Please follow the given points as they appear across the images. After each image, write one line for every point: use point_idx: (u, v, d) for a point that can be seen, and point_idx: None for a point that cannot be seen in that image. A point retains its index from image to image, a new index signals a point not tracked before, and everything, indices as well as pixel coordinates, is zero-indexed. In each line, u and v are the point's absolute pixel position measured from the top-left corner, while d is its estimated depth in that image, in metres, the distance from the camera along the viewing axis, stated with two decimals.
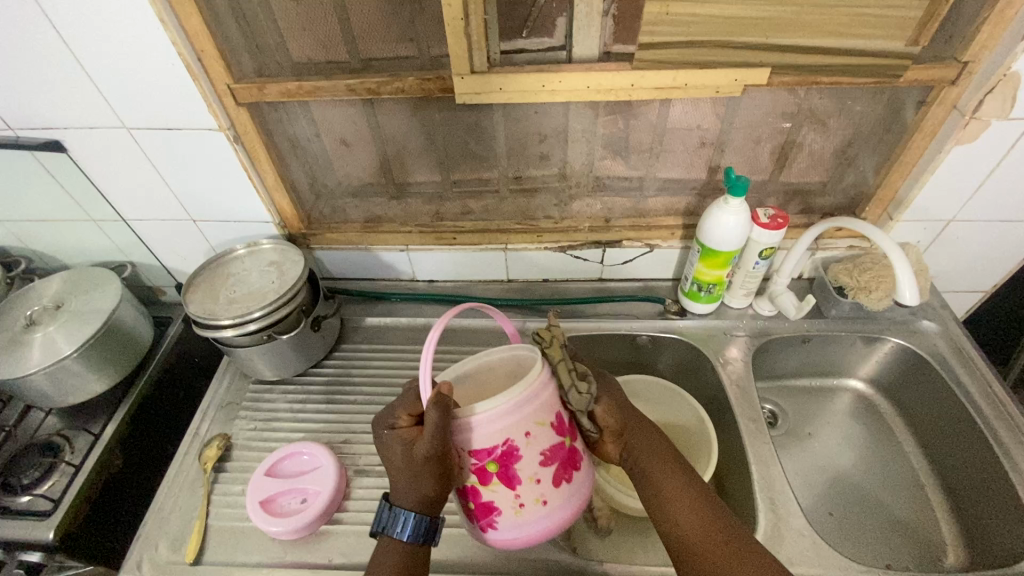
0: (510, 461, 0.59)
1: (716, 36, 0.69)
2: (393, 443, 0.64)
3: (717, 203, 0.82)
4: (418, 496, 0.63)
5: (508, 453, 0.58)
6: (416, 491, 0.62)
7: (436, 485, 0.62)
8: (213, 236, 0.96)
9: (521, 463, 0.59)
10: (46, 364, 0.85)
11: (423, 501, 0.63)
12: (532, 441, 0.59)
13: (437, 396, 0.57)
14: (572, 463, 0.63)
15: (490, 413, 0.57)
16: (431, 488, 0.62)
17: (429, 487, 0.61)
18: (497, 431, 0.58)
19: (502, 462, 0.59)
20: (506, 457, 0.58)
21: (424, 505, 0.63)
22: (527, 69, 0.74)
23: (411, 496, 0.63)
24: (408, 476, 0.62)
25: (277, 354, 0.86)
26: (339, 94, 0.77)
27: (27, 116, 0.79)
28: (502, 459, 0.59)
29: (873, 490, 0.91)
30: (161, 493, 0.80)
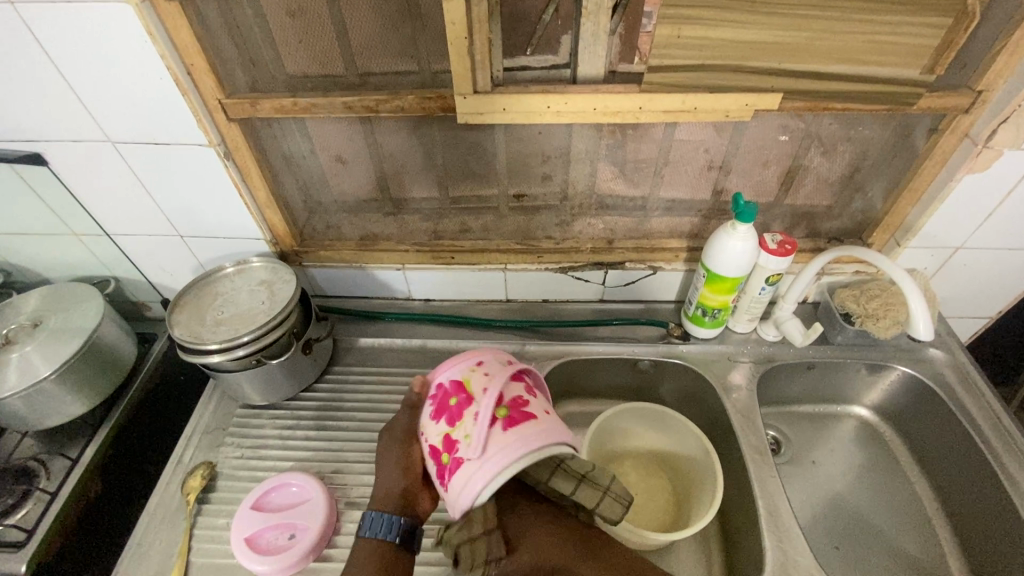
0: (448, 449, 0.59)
1: (728, 61, 0.67)
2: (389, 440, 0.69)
3: (723, 229, 0.80)
4: (387, 492, 0.66)
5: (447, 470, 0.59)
6: (387, 486, 0.66)
7: (406, 479, 0.66)
8: (201, 252, 0.93)
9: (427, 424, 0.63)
10: (21, 387, 0.81)
11: (390, 498, 0.65)
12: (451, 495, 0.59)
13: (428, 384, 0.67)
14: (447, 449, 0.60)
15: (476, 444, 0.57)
16: (399, 481, 0.66)
17: (398, 480, 0.66)
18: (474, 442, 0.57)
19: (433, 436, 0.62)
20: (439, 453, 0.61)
21: (393, 504, 0.65)
22: (531, 90, 0.71)
23: (381, 488, 0.67)
24: (383, 467, 0.68)
25: (266, 378, 0.82)
26: (336, 111, 0.74)
27: (7, 129, 0.75)
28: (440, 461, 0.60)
29: (877, 522, 0.89)
30: (140, 526, 0.75)
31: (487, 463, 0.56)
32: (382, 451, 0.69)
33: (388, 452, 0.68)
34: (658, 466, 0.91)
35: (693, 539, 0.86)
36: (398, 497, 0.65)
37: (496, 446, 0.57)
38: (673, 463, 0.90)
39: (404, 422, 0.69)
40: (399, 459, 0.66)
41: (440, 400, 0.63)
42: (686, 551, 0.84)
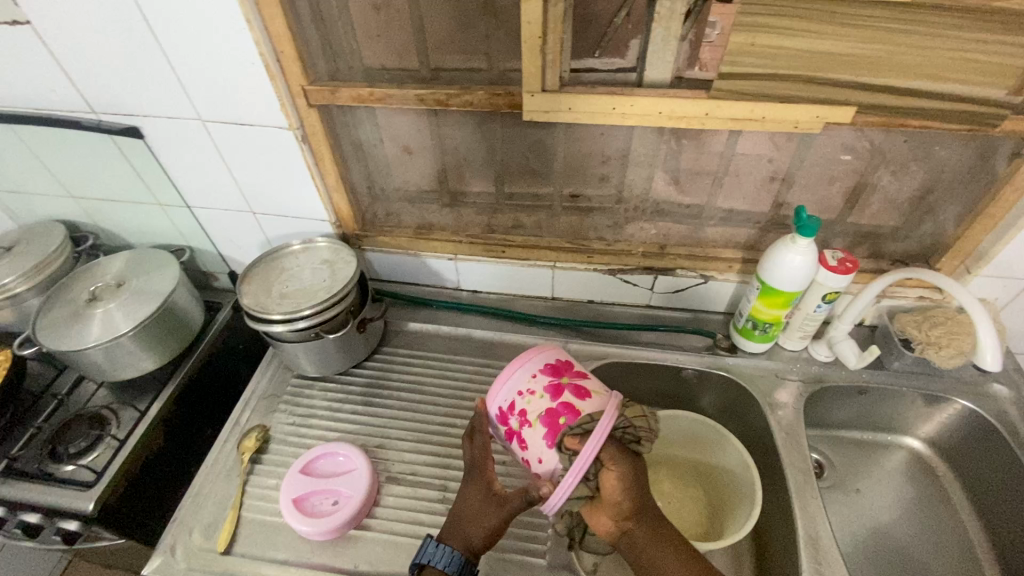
0: (561, 399, 0.63)
1: (802, 71, 0.66)
2: (475, 488, 0.69)
3: (783, 242, 0.79)
4: (462, 538, 0.66)
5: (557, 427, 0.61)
6: (468, 535, 0.66)
7: (485, 540, 0.66)
8: (269, 229, 0.99)
9: (540, 376, 0.65)
10: (103, 340, 0.88)
11: (465, 547, 0.66)
12: (548, 455, 0.62)
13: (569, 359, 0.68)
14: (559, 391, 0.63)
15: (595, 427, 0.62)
16: (478, 537, 0.66)
17: (480, 537, 0.66)
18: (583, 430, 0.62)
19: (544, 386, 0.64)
20: (547, 408, 0.63)
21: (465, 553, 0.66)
22: (598, 90, 0.72)
23: (458, 533, 0.67)
24: (472, 514, 0.68)
25: (321, 352, 0.86)
26: (408, 102, 0.77)
27: (113, 103, 0.82)
28: (549, 415, 0.62)
29: (923, 559, 0.85)
30: (199, 478, 0.81)
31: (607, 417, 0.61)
32: (483, 502, 0.68)
33: (488, 509, 0.67)
34: (695, 477, 0.90)
35: (725, 553, 0.85)
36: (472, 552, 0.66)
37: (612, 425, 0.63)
38: (710, 476, 0.89)
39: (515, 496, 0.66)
40: (493, 523, 0.66)
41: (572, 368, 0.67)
42: (717, 565, 0.83)
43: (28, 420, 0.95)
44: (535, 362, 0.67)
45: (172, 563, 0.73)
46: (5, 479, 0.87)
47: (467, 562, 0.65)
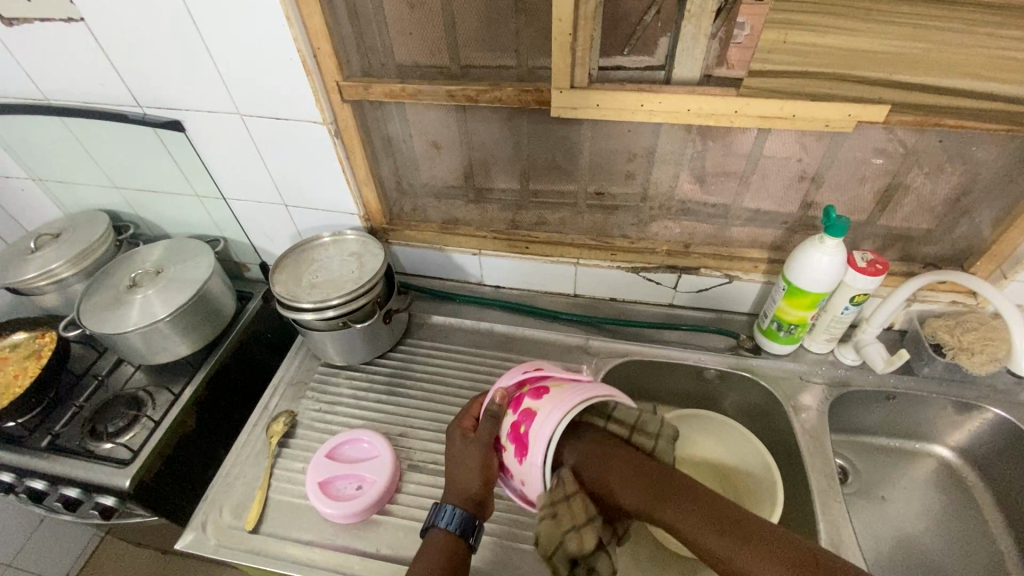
0: (523, 408, 0.65)
1: (835, 69, 0.66)
2: (456, 440, 0.71)
3: (811, 242, 0.78)
4: (463, 490, 0.67)
5: (522, 439, 0.63)
6: (465, 484, 0.67)
7: (483, 483, 0.67)
8: (301, 222, 1.02)
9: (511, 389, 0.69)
10: (142, 324, 0.91)
11: (465, 496, 0.67)
12: (523, 470, 0.62)
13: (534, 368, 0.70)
14: (522, 403, 0.66)
15: (547, 425, 0.60)
16: (475, 482, 0.67)
17: (475, 482, 0.67)
18: (541, 444, 0.60)
19: (506, 403, 0.69)
20: (512, 424, 0.66)
21: (467, 503, 0.66)
22: (626, 87, 0.73)
23: (456, 486, 0.68)
24: (461, 466, 0.69)
25: (348, 341, 0.89)
26: (438, 98, 0.78)
27: (156, 97, 0.86)
28: (514, 430, 0.65)
29: (949, 569, 0.83)
30: (229, 459, 0.83)
31: (551, 413, 0.61)
32: (463, 449, 0.69)
33: (469, 455, 0.68)
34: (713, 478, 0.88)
35: None
36: (473, 500, 0.67)
37: (562, 413, 0.61)
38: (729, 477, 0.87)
39: (486, 430, 0.68)
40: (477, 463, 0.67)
41: (537, 384, 0.67)
42: None
43: (70, 399, 0.99)
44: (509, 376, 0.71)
45: (203, 539, 0.75)
46: (48, 454, 0.91)
47: (471, 513, 0.66)
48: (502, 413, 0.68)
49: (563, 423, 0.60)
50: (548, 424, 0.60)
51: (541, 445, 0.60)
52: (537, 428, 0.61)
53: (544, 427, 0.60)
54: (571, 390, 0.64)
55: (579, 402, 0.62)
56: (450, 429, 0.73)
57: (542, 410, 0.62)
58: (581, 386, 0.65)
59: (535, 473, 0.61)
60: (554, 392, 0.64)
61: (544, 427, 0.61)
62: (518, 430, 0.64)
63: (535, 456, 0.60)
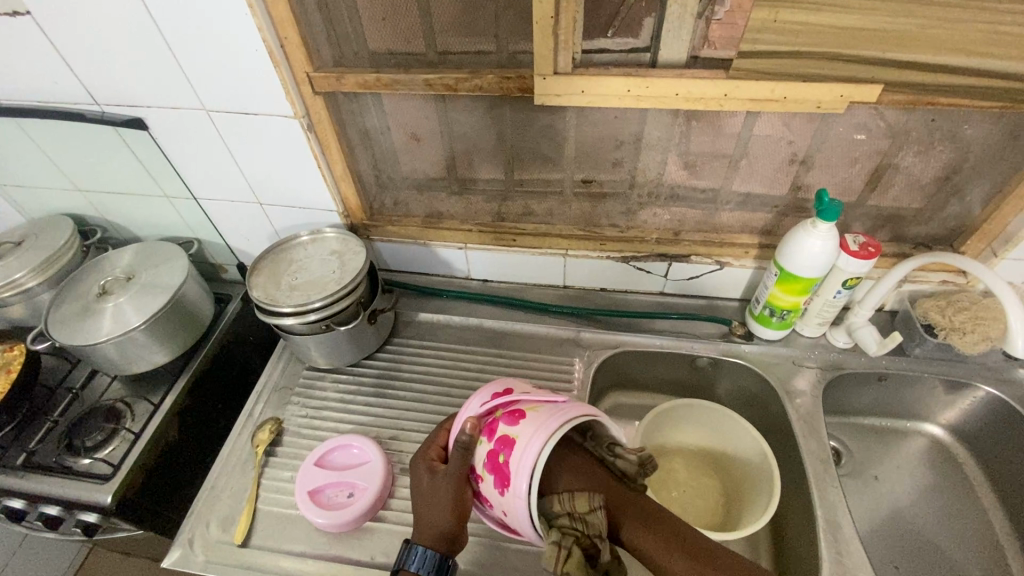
0: (497, 436, 0.62)
1: (827, 48, 0.63)
2: (422, 473, 0.67)
3: (803, 227, 0.77)
4: (433, 528, 0.64)
5: (500, 468, 0.60)
6: (437, 522, 0.64)
7: (454, 520, 0.64)
8: (277, 221, 0.98)
9: (482, 411, 0.65)
10: (115, 334, 0.87)
11: (437, 534, 0.64)
12: (505, 501, 0.60)
13: (507, 388, 0.67)
14: (495, 431, 0.62)
15: (527, 455, 0.57)
16: (447, 519, 0.64)
17: (446, 520, 0.64)
18: (524, 474, 0.57)
19: (477, 431, 0.64)
20: (488, 453, 0.62)
21: (439, 542, 0.64)
22: (613, 72, 0.70)
23: (428, 522, 0.65)
24: (431, 503, 0.65)
25: (332, 344, 0.86)
26: (416, 88, 0.74)
27: (115, 94, 0.81)
28: (491, 459, 0.61)
29: (942, 546, 0.84)
30: (214, 472, 0.80)
31: (535, 440, 0.58)
32: (432, 484, 0.66)
33: (439, 492, 0.65)
34: (709, 463, 0.90)
35: (741, 541, 0.84)
36: (446, 538, 0.64)
37: (542, 438, 0.58)
38: (725, 462, 0.89)
39: (457, 465, 0.64)
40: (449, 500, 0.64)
41: (511, 406, 0.64)
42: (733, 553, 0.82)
43: (43, 414, 0.95)
44: (481, 396, 0.67)
45: (190, 556, 0.73)
46: (23, 472, 0.88)
47: (442, 553, 0.63)
48: (472, 443, 0.63)
49: (543, 450, 0.57)
50: (529, 453, 0.58)
51: (521, 476, 0.57)
52: (516, 458, 0.58)
53: (525, 455, 0.58)
54: (549, 412, 0.61)
55: (559, 425, 0.59)
56: (416, 458, 0.70)
57: (521, 437, 0.59)
58: (556, 407, 0.62)
59: (518, 508, 0.58)
60: (531, 416, 0.61)
61: (525, 456, 0.57)
62: (495, 461, 0.61)
63: (518, 489, 0.57)
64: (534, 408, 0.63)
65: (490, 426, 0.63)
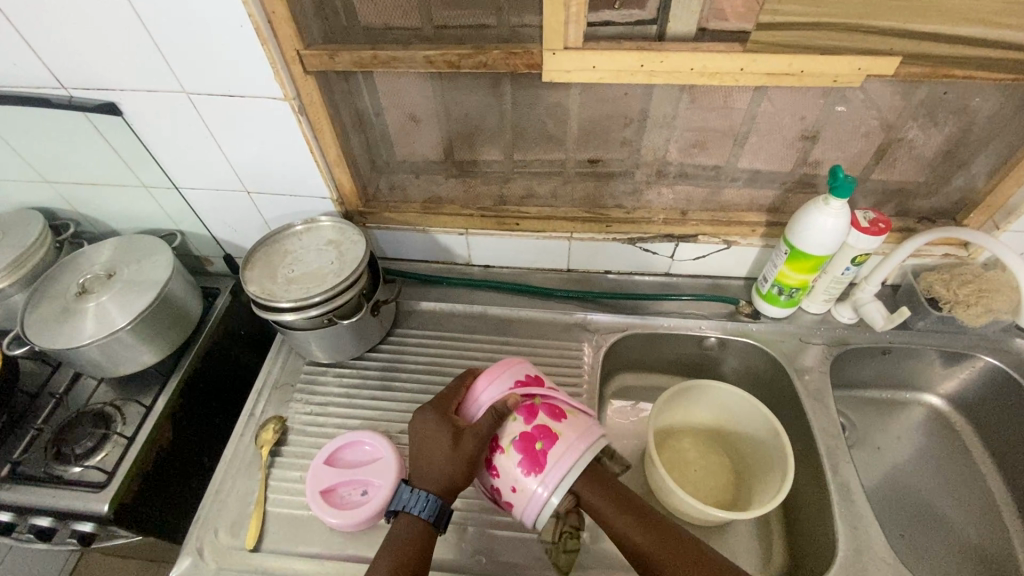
0: (535, 423, 0.64)
1: (847, 18, 0.61)
2: (442, 425, 0.65)
3: (815, 204, 0.76)
4: (443, 478, 0.64)
5: (536, 455, 0.62)
6: (449, 474, 0.63)
7: (465, 476, 0.64)
8: (267, 210, 0.93)
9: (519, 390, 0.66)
10: (100, 336, 0.82)
11: (444, 485, 0.64)
12: (523, 482, 0.62)
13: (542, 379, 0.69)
14: (535, 416, 0.64)
15: (569, 458, 0.62)
16: (459, 473, 0.63)
17: (460, 473, 0.63)
18: (561, 475, 0.61)
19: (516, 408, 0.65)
20: (522, 433, 0.63)
21: (443, 493, 0.64)
22: (625, 46, 0.66)
23: (437, 471, 0.64)
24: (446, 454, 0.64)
25: (334, 338, 0.82)
26: (415, 65, 0.70)
27: (84, 77, 0.74)
28: (526, 441, 0.63)
29: (943, 512, 0.86)
30: (217, 475, 0.77)
31: (576, 449, 0.62)
32: (450, 436, 0.64)
33: (460, 446, 0.63)
34: (718, 440, 0.91)
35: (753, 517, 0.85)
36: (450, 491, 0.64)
37: (585, 450, 0.63)
38: (734, 440, 0.89)
39: (486, 426, 0.64)
40: (466, 457, 0.63)
41: (550, 401, 0.66)
42: (745, 529, 0.84)
43: (26, 422, 0.90)
44: (517, 375, 0.68)
45: (201, 564, 0.70)
46: (10, 484, 0.83)
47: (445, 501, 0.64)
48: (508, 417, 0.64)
49: (585, 460, 0.62)
50: (570, 458, 0.62)
51: (559, 470, 0.61)
52: (558, 455, 0.62)
53: (567, 459, 0.62)
54: (586, 425, 0.66)
55: (599, 442, 0.65)
56: (423, 408, 0.68)
57: (564, 438, 0.63)
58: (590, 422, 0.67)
59: (534, 496, 0.61)
60: (573, 421, 0.65)
61: (567, 457, 0.62)
62: (528, 446, 0.62)
63: (551, 480, 0.61)
64: (571, 410, 0.67)
65: (531, 411, 0.65)
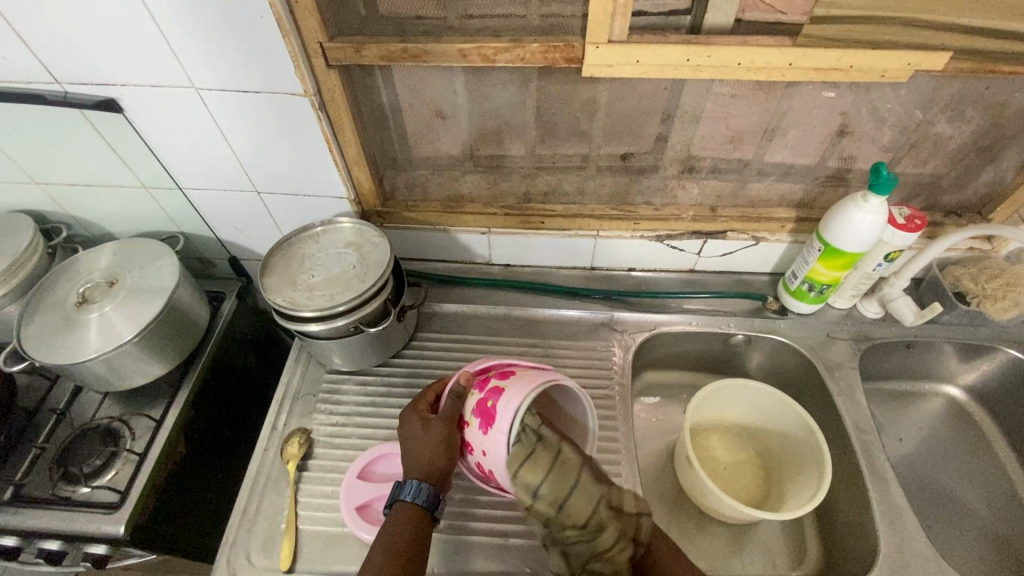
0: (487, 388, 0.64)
1: (901, 12, 0.59)
2: (415, 419, 0.68)
3: (853, 200, 0.75)
4: (427, 466, 0.65)
5: (487, 412, 0.62)
6: (430, 462, 0.65)
7: (447, 459, 0.65)
8: (279, 210, 0.88)
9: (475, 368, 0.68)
10: (106, 349, 0.77)
11: (429, 473, 0.65)
12: (487, 442, 0.62)
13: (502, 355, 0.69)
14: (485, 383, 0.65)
15: (510, 402, 0.60)
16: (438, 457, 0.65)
17: (438, 458, 0.65)
18: (507, 420, 0.60)
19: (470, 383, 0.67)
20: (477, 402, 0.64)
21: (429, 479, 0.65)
22: (670, 40, 0.63)
23: (419, 462, 0.66)
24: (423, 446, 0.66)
25: (359, 346, 0.79)
26: (448, 59, 0.65)
27: (82, 71, 0.68)
28: (479, 406, 0.63)
29: (967, 501, 0.88)
30: (243, 493, 0.74)
31: (519, 393, 0.61)
32: (422, 428, 0.67)
33: (431, 434, 0.66)
34: (747, 437, 0.91)
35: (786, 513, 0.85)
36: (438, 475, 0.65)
37: (524, 391, 0.61)
38: (763, 437, 0.89)
39: (447, 409, 0.66)
40: (442, 439, 0.65)
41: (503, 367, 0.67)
42: (779, 526, 0.84)
43: (27, 440, 0.85)
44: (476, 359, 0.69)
45: None
46: (13, 508, 0.78)
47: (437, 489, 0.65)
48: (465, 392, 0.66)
49: (524, 399, 0.60)
50: (513, 402, 0.60)
51: (504, 417, 0.60)
52: (501, 403, 0.61)
53: (507, 404, 0.60)
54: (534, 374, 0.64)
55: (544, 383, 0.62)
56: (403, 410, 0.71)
57: (505, 387, 0.62)
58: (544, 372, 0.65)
59: (498, 453, 0.61)
60: (519, 374, 0.64)
61: (506, 402, 0.60)
62: (482, 407, 0.63)
63: (502, 428, 0.60)
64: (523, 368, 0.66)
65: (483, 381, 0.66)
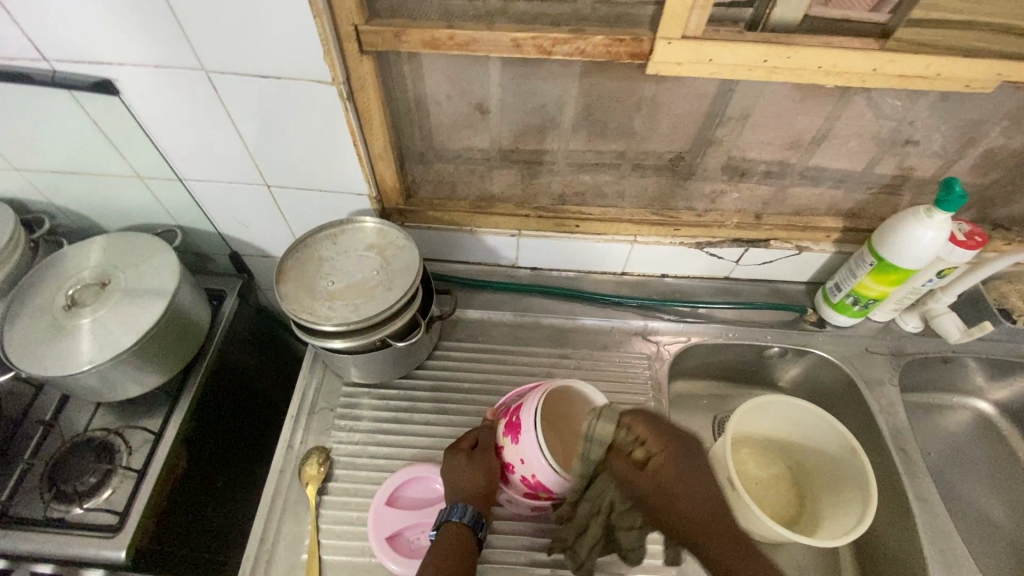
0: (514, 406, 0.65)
1: (1001, 18, 0.54)
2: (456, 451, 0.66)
3: (916, 215, 0.71)
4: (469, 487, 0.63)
5: (515, 422, 0.62)
6: (471, 485, 0.63)
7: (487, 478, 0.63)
8: (291, 206, 0.80)
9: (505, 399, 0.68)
10: (99, 360, 0.69)
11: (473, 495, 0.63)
12: (521, 450, 0.60)
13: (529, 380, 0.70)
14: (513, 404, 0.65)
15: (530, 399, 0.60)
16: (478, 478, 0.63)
17: (478, 479, 0.63)
18: (528, 413, 0.59)
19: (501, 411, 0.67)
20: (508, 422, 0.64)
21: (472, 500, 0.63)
22: (748, 38, 0.57)
23: (460, 489, 0.63)
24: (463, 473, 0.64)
25: (384, 359, 0.73)
26: (499, 49, 0.58)
27: (72, 47, 0.59)
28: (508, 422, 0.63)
29: (996, 518, 0.87)
30: (258, 519, 0.68)
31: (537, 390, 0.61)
32: (460, 455, 0.65)
33: (470, 458, 0.64)
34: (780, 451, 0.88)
35: None
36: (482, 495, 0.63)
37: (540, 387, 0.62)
38: (797, 452, 0.86)
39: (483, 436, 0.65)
40: (482, 466, 0.63)
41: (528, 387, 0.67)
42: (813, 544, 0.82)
43: (11, 454, 0.77)
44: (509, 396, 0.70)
45: None
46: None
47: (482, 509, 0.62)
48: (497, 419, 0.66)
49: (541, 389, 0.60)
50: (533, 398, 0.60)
51: (527, 413, 0.59)
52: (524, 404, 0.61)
53: (528, 402, 0.60)
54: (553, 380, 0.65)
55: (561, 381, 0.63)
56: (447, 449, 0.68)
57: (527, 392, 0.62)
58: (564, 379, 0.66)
59: (532, 453, 0.59)
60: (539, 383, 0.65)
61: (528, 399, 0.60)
62: (511, 419, 0.62)
63: (527, 421, 0.59)
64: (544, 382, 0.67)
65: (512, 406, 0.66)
